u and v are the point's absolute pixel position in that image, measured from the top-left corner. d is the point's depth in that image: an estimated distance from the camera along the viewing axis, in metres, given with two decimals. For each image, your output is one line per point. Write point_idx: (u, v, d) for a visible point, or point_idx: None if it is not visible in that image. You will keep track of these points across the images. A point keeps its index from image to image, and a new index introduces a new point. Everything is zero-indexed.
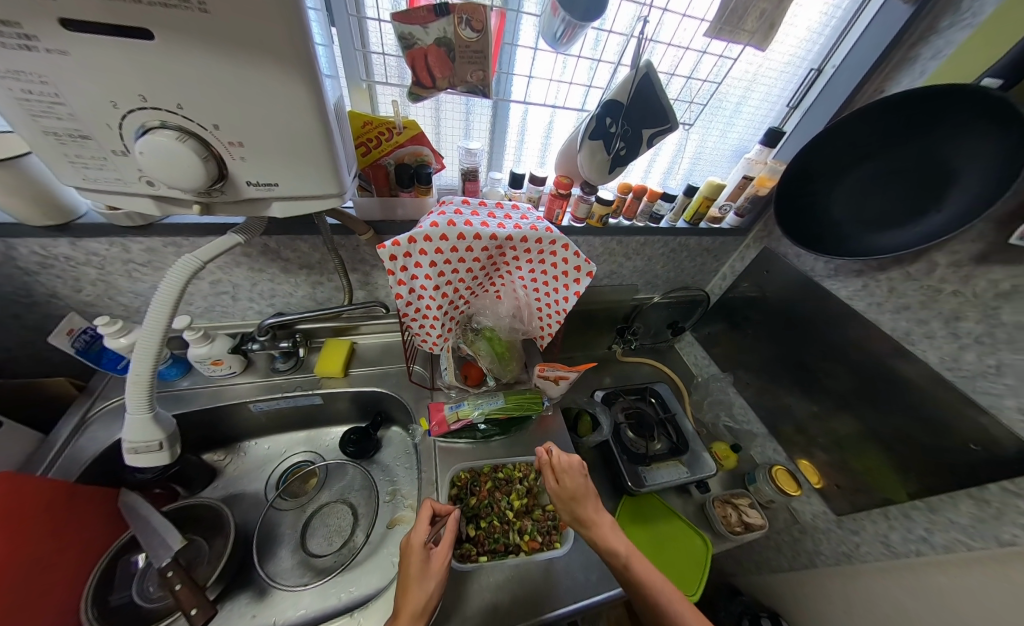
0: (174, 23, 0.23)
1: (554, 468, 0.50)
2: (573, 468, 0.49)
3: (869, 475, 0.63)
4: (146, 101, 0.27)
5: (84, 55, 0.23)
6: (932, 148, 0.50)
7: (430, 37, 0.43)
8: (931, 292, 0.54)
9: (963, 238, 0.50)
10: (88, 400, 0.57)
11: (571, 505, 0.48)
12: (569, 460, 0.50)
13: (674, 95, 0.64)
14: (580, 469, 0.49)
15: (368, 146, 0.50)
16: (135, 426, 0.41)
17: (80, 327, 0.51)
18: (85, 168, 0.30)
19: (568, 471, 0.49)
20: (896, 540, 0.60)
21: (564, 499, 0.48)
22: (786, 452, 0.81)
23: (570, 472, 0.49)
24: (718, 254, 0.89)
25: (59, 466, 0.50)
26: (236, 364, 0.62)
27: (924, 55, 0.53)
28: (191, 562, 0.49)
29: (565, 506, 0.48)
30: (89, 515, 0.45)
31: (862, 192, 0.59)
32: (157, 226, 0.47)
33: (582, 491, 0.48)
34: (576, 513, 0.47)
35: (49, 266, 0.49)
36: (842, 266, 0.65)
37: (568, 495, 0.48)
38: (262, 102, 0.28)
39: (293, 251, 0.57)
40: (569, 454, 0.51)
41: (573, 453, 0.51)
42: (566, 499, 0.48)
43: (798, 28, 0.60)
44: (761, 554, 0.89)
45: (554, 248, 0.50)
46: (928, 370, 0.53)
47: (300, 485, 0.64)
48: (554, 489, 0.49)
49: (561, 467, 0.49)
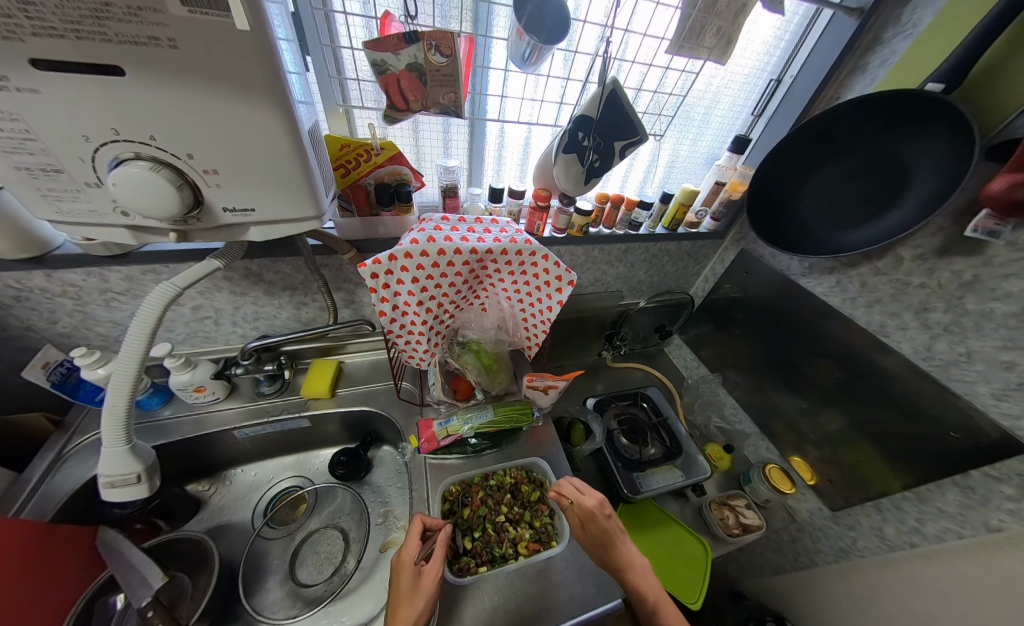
0: (144, 58, 0.24)
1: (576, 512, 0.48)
2: (593, 514, 0.46)
3: (860, 467, 0.64)
4: (118, 134, 0.27)
5: (53, 92, 0.24)
6: (887, 146, 0.53)
7: (402, 63, 0.45)
8: (899, 286, 0.56)
9: (924, 233, 0.52)
10: (65, 435, 0.55)
11: (599, 552, 0.46)
12: (589, 506, 0.47)
13: (643, 108, 0.68)
14: (602, 516, 0.47)
15: (347, 167, 0.50)
16: (111, 460, 0.40)
17: (56, 360, 0.50)
18: (58, 201, 0.30)
19: (590, 518, 0.46)
20: (890, 533, 0.60)
21: (591, 546, 0.46)
22: (778, 450, 0.82)
23: (593, 519, 0.46)
24: (699, 257, 0.91)
25: (33, 506, 0.48)
26: (220, 390, 0.61)
27: (872, 64, 0.57)
28: (173, 600, 0.46)
29: (592, 554, 0.46)
30: (59, 560, 0.43)
31: (829, 189, 0.61)
32: (134, 254, 0.47)
33: (607, 540, 0.46)
34: (607, 560, 0.45)
35: (22, 299, 0.48)
36: (816, 264, 0.68)
37: (598, 543, 0.46)
38: (235, 131, 0.28)
39: (275, 274, 0.57)
40: (583, 497, 0.48)
41: (588, 495, 0.48)
42: (594, 547, 0.46)
43: (754, 43, 0.64)
44: (762, 556, 0.88)
45: (535, 259, 0.51)
46: (905, 361, 0.55)
47: (288, 512, 0.62)
48: (578, 534, 0.47)
49: (584, 515, 0.47)
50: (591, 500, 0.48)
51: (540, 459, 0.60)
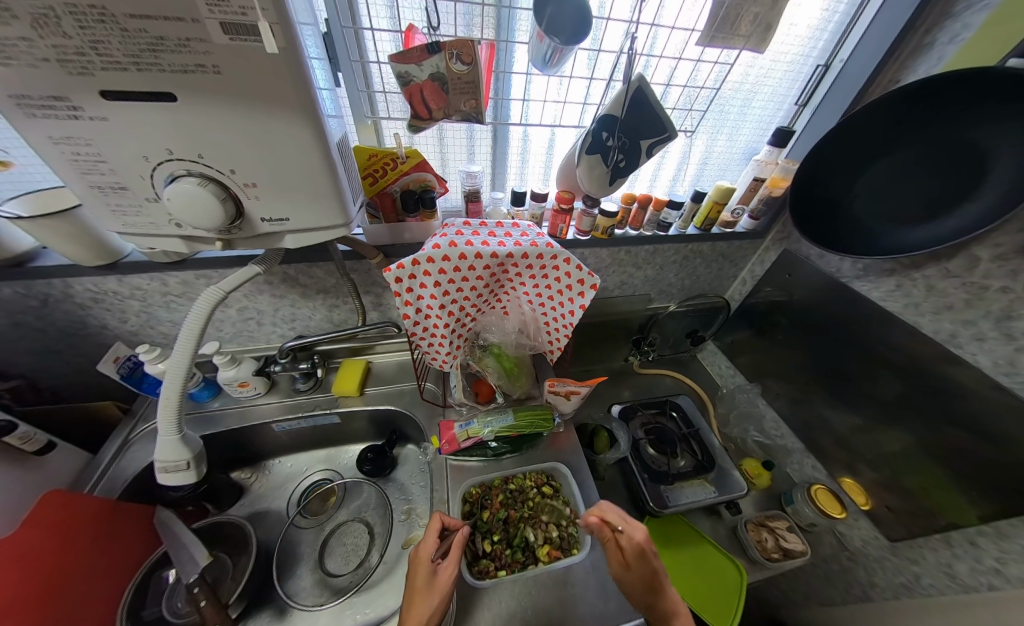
0: (191, 85, 0.26)
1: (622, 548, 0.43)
2: (642, 551, 0.42)
3: (925, 494, 0.56)
4: (172, 153, 0.30)
5: (119, 118, 0.27)
6: (961, 131, 0.47)
7: (425, 73, 0.46)
8: (976, 290, 0.49)
9: (1007, 229, 0.45)
10: (131, 422, 0.62)
11: (644, 594, 0.41)
12: (640, 542, 0.42)
13: (673, 104, 0.65)
14: (652, 552, 0.42)
15: (376, 176, 0.52)
16: (165, 446, 0.44)
17: (124, 355, 0.56)
18: (124, 216, 0.34)
19: (640, 556, 0.42)
20: (962, 572, 0.53)
21: (635, 587, 0.42)
22: (826, 470, 0.74)
23: (644, 556, 0.42)
24: (736, 258, 0.86)
25: (103, 484, 0.54)
26: (260, 385, 0.65)
27: (940, 40, 0.50)
28: (216, 579, 0.50)
29: (634, 592, 0.42)
30: (127, 532, 0.48)
31: (889, 182, 0.55)
32: (189, 261, 0.52)
33: (655, 581, 0.41)
34: (652, 602, 0.41)
35: (99, 301, 0.55)
36: (871, 266, 0.61)
37: (645, 583, 0.41)
38: (271, 145, 0.30)
39: (310, 278, 0.61)
40: (631, 530, 0.43)
41: (637, 526, 0.44)
42: (639, 588, 0.41)
43: (798, 28, 0.59)
44: (806, 584, 0.81)
45: (557, 262, 0.50)
46: (981, 376, 0.48)
47: (320, 503, 0.65)
48: (621, 571, 0.42)
49: (633, 553, 0.42)
50: (641, 533, 0.43)
51: (561, 463, 0.59)
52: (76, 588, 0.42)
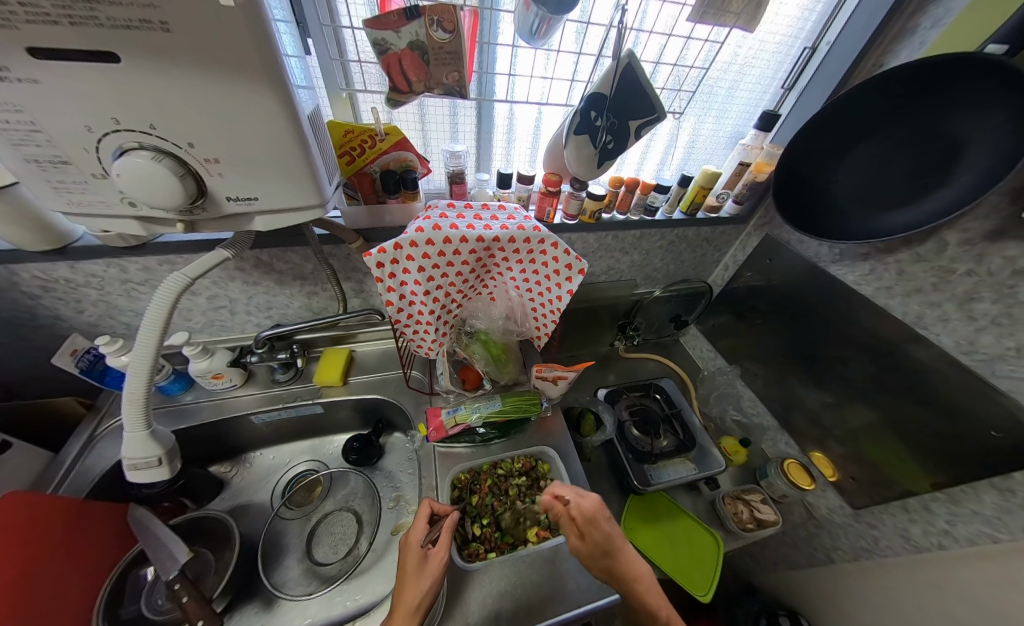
0: (135, 43, 0.23)
1: (574, 519, 0.45)
2: (594, 518, 0.44)
3: (886, 466, 0.60)
4: (119, 123, 0.27)
5: (53, 81, 0.24)
6: (937, 117, 0.48)
7: (403, 41, 0.43)
8: (942, 273, 0.51)
9: (975, 214, 0.47)
10: (96, 417, 0.58)
11: (602, 561, 0.44)
12: (588, 509, 0.44)
13: (662, 83, 0.64)
14: (602, 519, 0.44)
15: (352, 155, 0.49)
16: (134, 444, 0.42)
17: (83, 347, 0.52)
18: (68, 192, 0.30)
19: (590, 523, 0.44)
20: (917, 534, 0.57)
21: (593, 557, 0.44)
22: (798, 445, 0.79)
23: (596, 522, 0.44)
24: (719, 244, 0.87)
25: (68, 483, 0.51)
26: (236, 377, 0.63)
27: (923, 25, 0.51)
28: (198, 574, 0.49)
29: (593, 563, 0.44)
30: (96, 539, 0.46)
31: (869, 167, 0.56)
32: (150, 245, 0.48)
33: (610, 546, 0.43)
34: (610, 569, 0.43)
35: (49, 289, 0.50)
36: (847, 250, 0.63)
37: (601, 552, 0.44)
38: (235, 116, 0.27)
39: (286, 263, 0.58)
40: (580, 501, 0.45)
41: (587, 496, 0.46)
42: (597, 556, 0.44)
43: (787, 9, 0.59)
44: (776, 550, 0.87)
45: (544, 247, 0.49)
46: (943, 354, 0.51)
47: (304, 494, 0.64)
48: (578, 544, 0.44)
49: (584, 521, 0.44)
50: (590, 503, 0.45)
51: (549, 448, 0.60)
52: (46, 600, 0.39)
